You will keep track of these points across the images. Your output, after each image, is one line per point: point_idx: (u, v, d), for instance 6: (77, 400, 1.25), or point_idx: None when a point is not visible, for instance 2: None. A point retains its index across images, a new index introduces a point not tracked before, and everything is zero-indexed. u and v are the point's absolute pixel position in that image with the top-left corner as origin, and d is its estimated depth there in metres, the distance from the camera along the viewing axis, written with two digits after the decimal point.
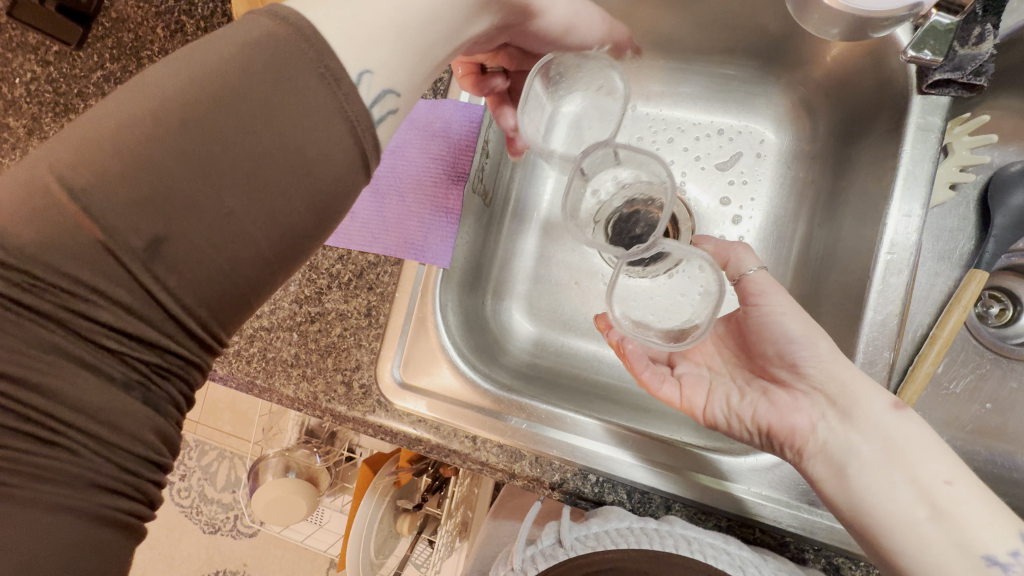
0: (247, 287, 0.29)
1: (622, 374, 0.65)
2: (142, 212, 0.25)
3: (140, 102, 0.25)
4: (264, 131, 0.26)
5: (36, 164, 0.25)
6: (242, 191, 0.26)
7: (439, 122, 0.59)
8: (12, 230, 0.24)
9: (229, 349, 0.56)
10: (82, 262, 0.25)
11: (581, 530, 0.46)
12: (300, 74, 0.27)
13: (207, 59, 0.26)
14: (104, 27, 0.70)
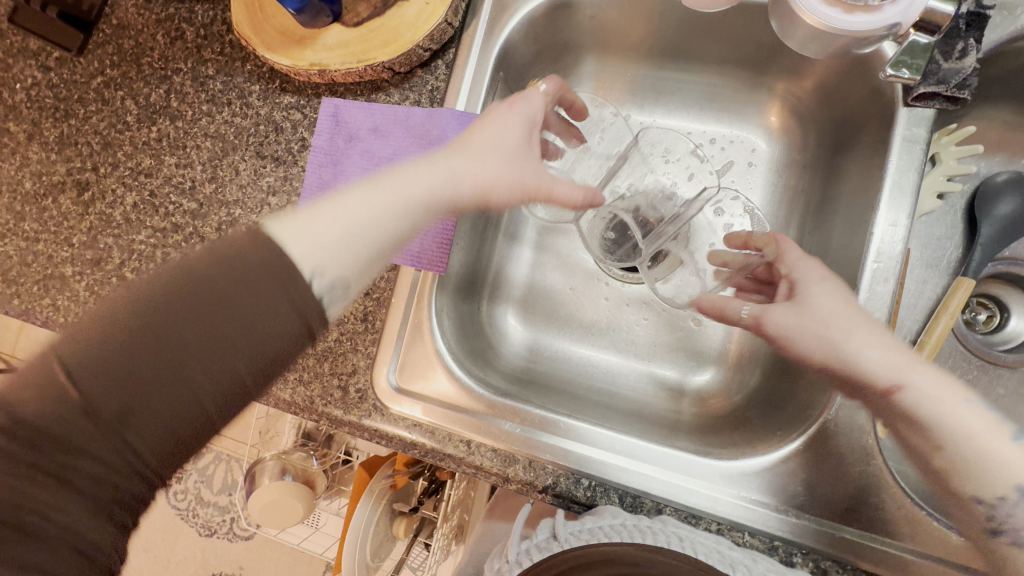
0: (189, 435, 0.36)
1: (616, 380, 0.66)
2: (111, 391, 0.33)
3: (126, 310, 0.35)
4: (228, 324, 0.36)
5: (48, 358, 0.34)
6: (193, 374, 0.35)
7: (436, 130, 0.59)
8: (16, 403, 0.32)
9: None
10: (65, 427, 0.33)
11: (575, 526, 0.47)
12: (258, 282, 0.38)
13: (180, 278, 0.37)
14: (105, 34, 0.71)
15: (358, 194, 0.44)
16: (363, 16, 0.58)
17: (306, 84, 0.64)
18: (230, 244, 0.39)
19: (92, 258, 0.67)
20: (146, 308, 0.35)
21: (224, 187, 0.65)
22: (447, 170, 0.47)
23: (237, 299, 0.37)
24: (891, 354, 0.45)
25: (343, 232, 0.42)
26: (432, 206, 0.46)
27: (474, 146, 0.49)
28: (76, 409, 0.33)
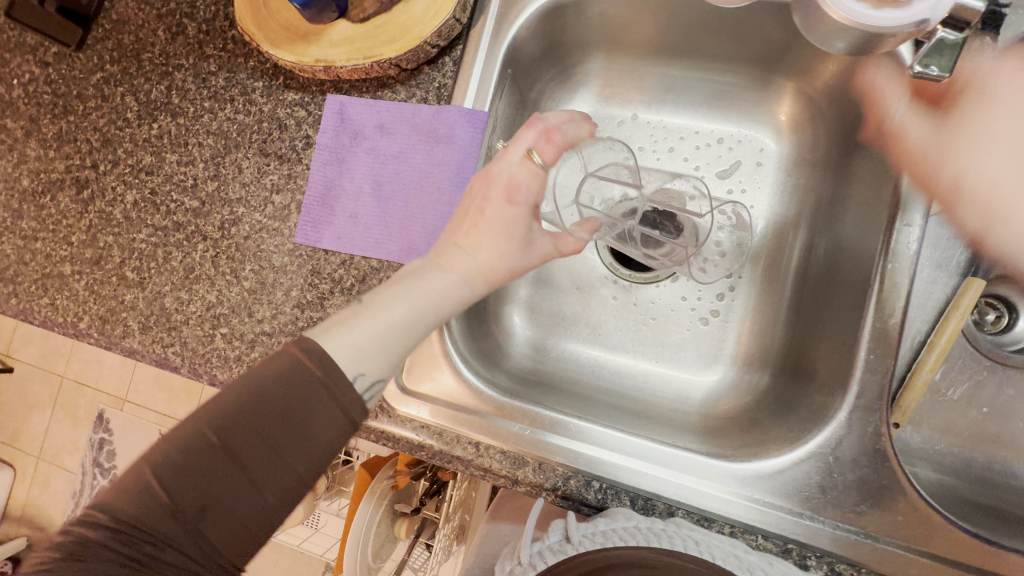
0: (261, 529, 0.39)
1: (625, 381, 0.65)
2: (195, 495, 0.37)
3: (201, 426, 0.38)
4: (287, 433, 0.39)
5: (139, 467, 0.38)
6: (258, 481, 0.38)
7: (444, 128, 0.58)
8: (115, 504, 0.37)
9: (232, 355, 0.61)
10: (160, 532, 0.37)
11: (588, 528, 0.46)
12: (312, 391, 0.40)
13: (244, 389, 0.39)
14: (104, 29, 0.70)
15: (379, 306, 0.44)
16: (370, 12, 0.57)
17: (311, 80, 0.63)
18: (277, 356, 0.41)
19: (92, 257, 0.66)
20: (217, 421, 0.38)
21: (227, 185, 0.64)
22: (463, 273, 0.48)
23: (293, 409, 0.39)
24: (1010, 174, 0.55)
25: (373, 343, 0.43)
26: (455, 308, 0.47)
27: (486, 245, 0.48)
28: (166, 510, 0.37)
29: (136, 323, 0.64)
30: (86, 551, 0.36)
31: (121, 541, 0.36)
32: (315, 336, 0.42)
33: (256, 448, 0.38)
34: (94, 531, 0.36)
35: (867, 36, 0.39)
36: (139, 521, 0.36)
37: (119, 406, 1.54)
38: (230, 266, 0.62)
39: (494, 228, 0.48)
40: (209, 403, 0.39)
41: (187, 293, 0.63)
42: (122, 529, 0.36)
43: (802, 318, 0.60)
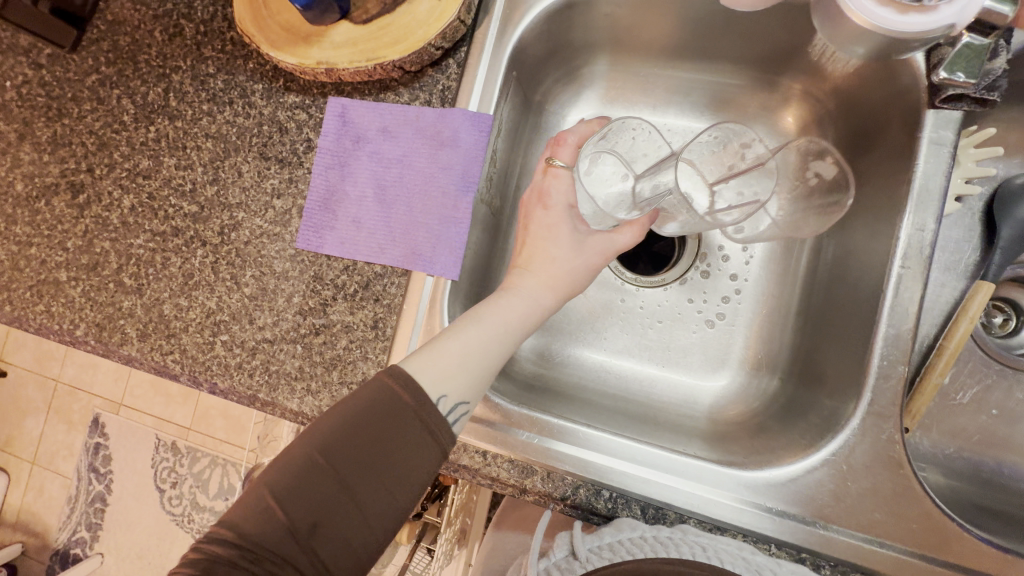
0: (362, 551, 0.42)
1: (631, 388, 0.65)
2: (309, 514, 0.41)
3: (311, 449, 0.42)
4: (386, 455, 0.43)
5: (259, 487, 0.42)
6: (362, 501, 0.42)
7: (448, 131, 0.57)
8: (242, 521, 0.41)
9: (233, 362, 0.59)
10: (279, 548, 0.40)
11: (594, 541, 0.45)
12: (405, 416, 0.44)
13: (345, 415, 0.44)
14: (99, 31, 0.69)
15: (458, 330, 0.50)
16: (372, 14, 0.56)
17: (311, 82, 0.62)
18: (372, 384, 0.45)
19: (89, 263, 0.65)
20: (326, 444, 0.42)
21: (226, 190, 0.63)
22: (529, 293, 0.54)
23: (392, 432, 0.44)
24: None
25: (455, 363, 0.48)
26: (527, 322, 0.53)
27: (545, 265, 0.55)
28: (285, 526, 0.41)
29: (134, 330, 0.63)
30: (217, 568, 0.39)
31: (246, 558, 0.40)
32: (406, 359, 0.47)
33: (361, 469, 0.42)
34: (224, 548, 0.40)
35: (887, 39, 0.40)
36: (263, 538, 0.40)
37: (114, 410, 1.53)
38: (230, 272, 0.61)
39: (547, 248, 0.56)
40: (317, 427, 0.44)
41: (186, 299, 0.62)
42: (247, 546, 0.40)
43: (810, 323, 0.60)
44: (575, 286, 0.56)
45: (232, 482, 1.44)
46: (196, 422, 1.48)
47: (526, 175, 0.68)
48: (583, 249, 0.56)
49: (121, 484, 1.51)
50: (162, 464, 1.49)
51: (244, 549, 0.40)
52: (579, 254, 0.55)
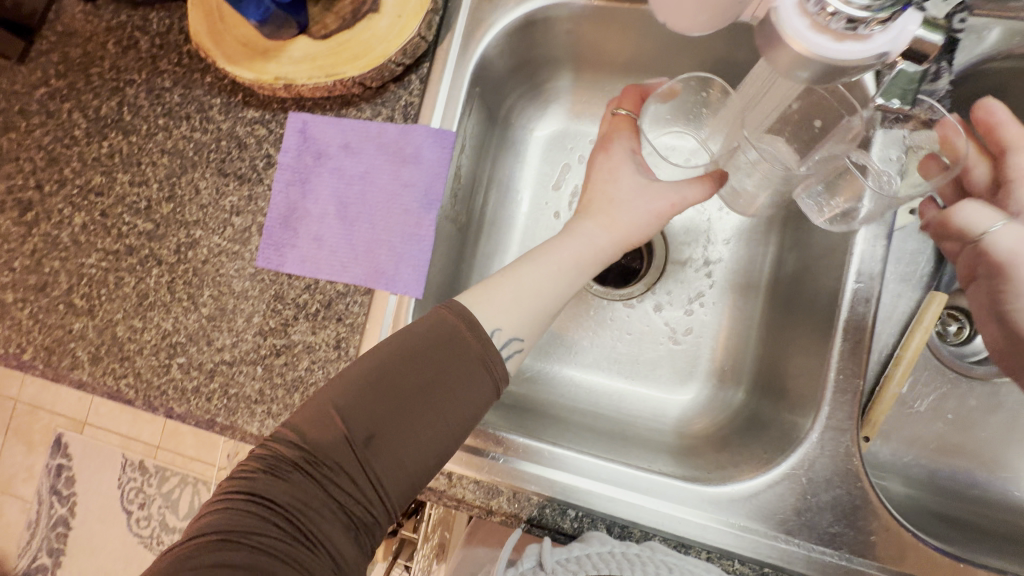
0: (416, 472, 0.40)
1: (601, 401, 0.64)
2: (366, 425, 0.40)
3: (372, 364, 0.41)
4: (446, 377, 0.42)
5: (319, 397, 0.41)
6: (420, 421, 0.40)
7: (411, 147, 0.56)
8: (302, 427, 0.39)
9: (189, 386, 0.57)
10: (336, 456, 0.39)
11: (562, 553, 0.45)
12: (465, 343, 0.43)
13: (406, 336, 0.43)
14: (49, 42, 0.66)
15: (518, 270, 0.49)
16: (332, 29, 0.55)
17: (271, 97, 0.61)
18: (435, 313, 0.45)
19: (36, 283, 0.62)
20: (386, 361, 0.41)
21: (183, 207, 0.61)
22: (590, 233, 0.52)
23: (452, 358, 0.42)
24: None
25: (507, 304, 0.47)
26: (585, 262, 0.51)
27: (609, 204, 0.52)
28: (344, 434, 0.39)
29: (85, 353, 0.60)
30: (277, 467, 0.38)
31: (304, 461, 0.39)
32: (458, 299, 0.46)
33: (420, 390, 0.41)
34: (284, 448, 0.39)
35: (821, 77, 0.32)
36: (321, 444, 0.39)
37: (78, 430, 1.47)
38: (187, 292, 0.59)
39: (610, 191, 0.53)
40: (378, 347, 0.43)
41: (141, 321, 0.60)
42: (304, 450, 0.39)
43: (773, 335, 0.60)
44: (642, 231, 0.53)
45: None
46: (165, 439, 1.43)
47: (492, 190, 0.67)
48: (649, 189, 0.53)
49: (85, 507, 1.45)
50: (128, 485, 1.43)
51: (303, 454, 0.39)
52: (646, 191, 0.52)
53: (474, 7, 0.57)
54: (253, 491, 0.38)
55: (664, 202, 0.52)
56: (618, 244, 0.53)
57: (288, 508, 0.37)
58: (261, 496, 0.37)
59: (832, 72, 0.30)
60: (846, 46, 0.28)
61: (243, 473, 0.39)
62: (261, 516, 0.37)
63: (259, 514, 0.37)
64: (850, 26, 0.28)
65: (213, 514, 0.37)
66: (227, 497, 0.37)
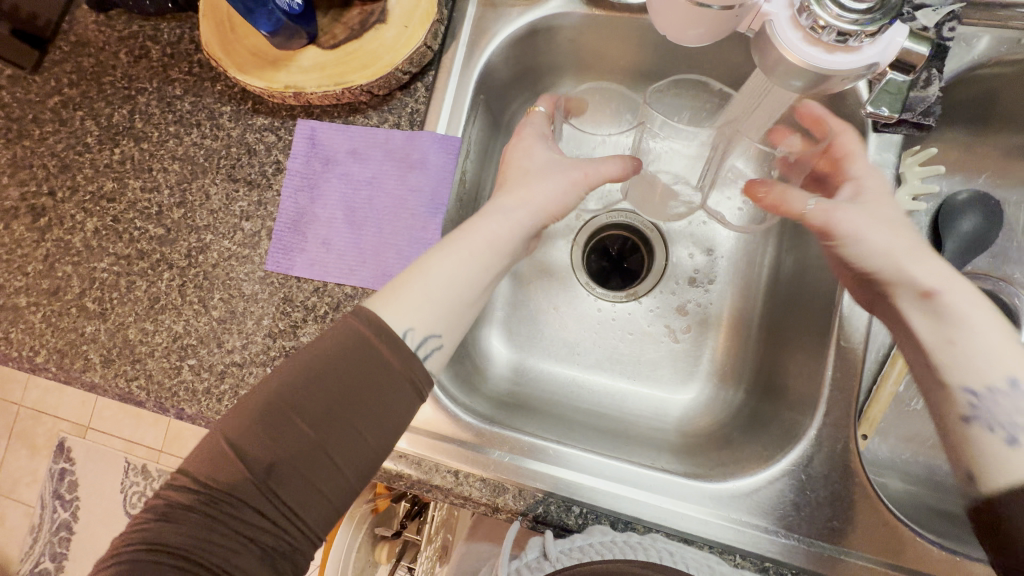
0: (333, 494, 0.39)
1: (602, 402, 0.66)
2: (266, 457, 0.38)
3: (271, 392, 0.39)
4: (349, 393, 0.40)
5: (214, 435, 0.39)
6: (326, 443, 0.39)
7: (417, 153, 0.58)
8: (197, 467, 0.38)
9: (200, 388, 0.58)
10: (236, 492, 0.37)
11: (565, 543, 0.46)
12: (371, 354, 0.41)
13: (304, 357, 0.41)
14: (63, 52, 0.68)
15: (430, 259, 0.46)
16: (340, 39, 0.57)
17: (280, 105, 0.62)
18: (338, 326, 0.42)
19: (49, 287, 0.63)
20: (285, 386, 0.39)
21: (194, 212, 0.62)
22: (503, 210, 0.50)
23: (359, 371, 0.40)
24: (889, 245, 0.43)
25: (416, 297, 0.44)
26: (500, 244, 0.49)
27: (522, 183, 0.51)
28: (242, 470, 0.38)
29: (97, 356, 0.61)
30: (172, 513, 0.37)
31: (203, 502, 0.37)
32: (365, 305, 0.44)
33: (323, 409, 0.39)
34: (178, 494, 0.38)
35: (813, 85, 0.33)
36: (219, 481, 0.37)
37: (81, 434, 1.48)
38: (198, 295, 0.61)
39: (526, 167, 0.53)
40: (277, 372, 0.41)
41: (152, 323, 0.61)
42: (202, 491, 0.37)
43: (771, 335, 0.62)
44: (559, 202, 0.52)
45: None
46: (168, 444, 1.45)
47: None
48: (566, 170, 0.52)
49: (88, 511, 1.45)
50: (131, 489, 1.44)
51: (196, 493, 0.37)
52: (561, 167, 0.53)
53: (479, 18, 0.59)
54: (150, 541, 0.36)
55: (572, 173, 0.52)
56: (534, 219, 0.51)
57: (186, 548, 0.36)
58: (159, 545, 0.36)
59: (822, 83, 0.32)
60: (837, 58, 0.30)
61: (142, 523, 0.37)
62: (157, 561, 0.36)
63: (154, 559, 0.36)
64: (841, 39, 0.29)
65: (111, 568, 0.36)
66: (121, 553, 0.36)
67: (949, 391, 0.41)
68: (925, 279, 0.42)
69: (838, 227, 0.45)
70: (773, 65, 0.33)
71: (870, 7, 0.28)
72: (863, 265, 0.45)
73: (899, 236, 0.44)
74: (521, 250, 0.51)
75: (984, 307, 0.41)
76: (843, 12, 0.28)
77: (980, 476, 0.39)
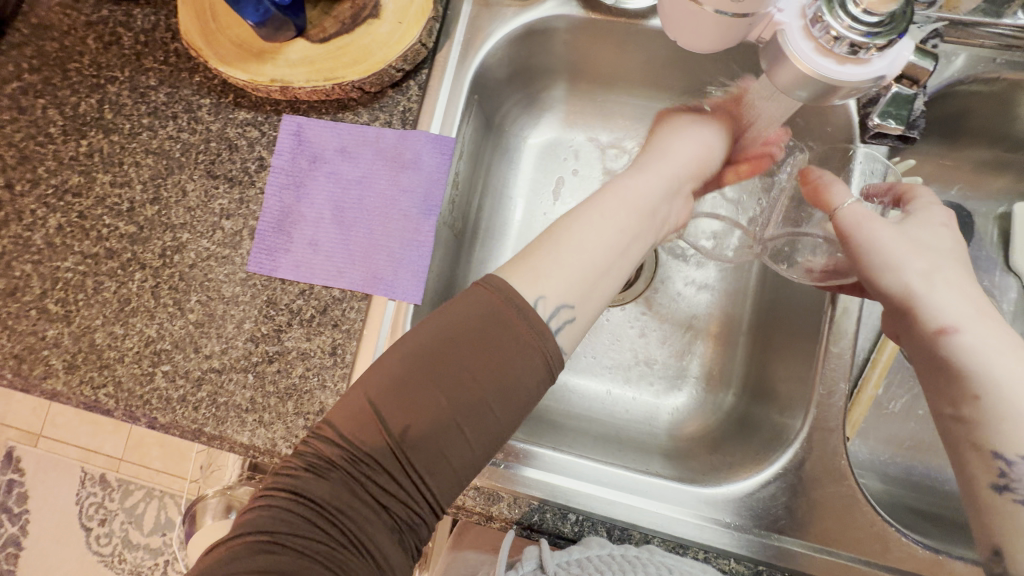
0: (464, 468, 0.40)
1: (593, 406, 0.65)
2: (404, 418, 0.38)
3: (408, 354, 0.40)
4: (491, 371, 0.39)
5: (361, 390, 0.40)
6: (463, 416, 0.39)
7: (410, 153, 0.56)
8: (339, 421, 0.39)
9: (174, 395, 0.55)
10: (374, 454, 0.38)
11: (563, 556, 0.47)
12: (510, 329, 0.41)
13: (450, 320, 0.41)
14: (22, 34, 0.63)
15: (574, 222, 0.47)
16: (330, 32, 0.55)
17: (264, 99, 0.60)
18: (470, 293, 0.42)
19: (5, 287, 0.59)
20: (427, 349, 0.40)
21: (169, 209, 0.59)
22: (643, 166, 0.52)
23: (492, 339, 0.40)
24: (913, 267, 0.43)
25: (550, 266, 0.44)
26: (633, 216, 0.48)
27: (662, 148, 0.54)
28: (384, 428, 0.38)
29: (59, 362, 0.57)
30: (320, 465, 0.38)
31: (346, 460, 0.38)
32: (495, 271, 0.44)
33: (457, 377, 0.39)
34: (324, 446, 0.39)
35: (814, 99, 0.33)
36: (361, 440, 0.38)
37: (32, 442, 1.38)
38: (173, 297, 0.57)
39: (658, 134, 0.56)
40: (413, 334, 0.41)
41: (121, 327, 0.57)
42: (345, 447, 0.38)
43: (761, 340, 0.63)
44: (692, 167, 0.54)
45: (171, 515, 1.34)
46: (128, 452, 1.36)
47: (487, 198, 0.68)
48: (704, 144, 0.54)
49: (41, 523, 1.37)
50: (88, 500, 1.37)
51: (340, 449, 0.38)
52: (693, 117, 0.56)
53: (473, 16, 0.58)
54: (297, 491, 0.37)
55: (713, 137, 0.55)
56: (681, 174, 0.53)
57: (328, 505, 0.37)
58: (305, 497, 0.37)
59: (827, 95, 0.32)
60: (846, 70, 0.30)
61: (287, 469, 0.39)
62: (299, 514, 0.36)
63: (296, 513, 0.36)
64: (852, 50, 0.29)
65: (254, 513, 0.37)
66: (267, 499, 0.37)
67: (975, 453, 0.39)
68: (943, 313, 0.41)
69: (858, 234, 0.45)
70: (777, 75, 0.33)
71: (880, 20, 0.28)
72: (878, 281, 0.44)
73: (919, 256, 0.43)
74: (666, 202, 0.51)
75: (1013, 360, 0.38)
76: (855, 23, 0.28)
77: (1011, 551, 0.37)
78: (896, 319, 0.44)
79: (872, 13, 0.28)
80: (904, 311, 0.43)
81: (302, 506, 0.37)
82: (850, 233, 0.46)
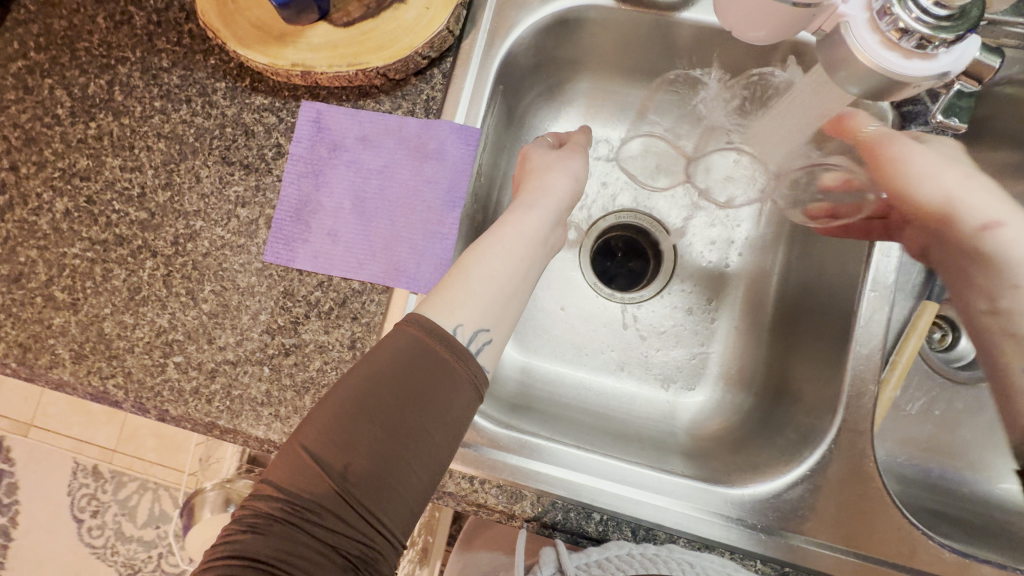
0: (414, 496, 0.38)
1: (609, 403, 0.65)
2: (342, 459, 0.37)
3: (340, 398, 0.38)
4: (420, 393, 0.39)
5: (291, 443, 0.38)
6: (402, 445, 0.38)
7: (434, 143, 0.55)
8: (275, 477, 0.37)
9: (187, 387, 0.54)
10: (318, 499, 0.36)
11: (582, 557, 0.46)
12: (434, 355, 0.40)
13: (374, 358, 0.40)
14: (29, 11, 0.61)
15: (478, 250, 0.47)
16: (355, 17, 0.53)
17: (282, 84, 0.58)
18: (395, 332, 0.41)
19: (10, 274, 0.57)
20: (359, 389, 0.38)
21: (182, 195, 0.57)
22: (527, 202, 0.51)
23: (424, 371, 0.40)
24: (942, 177, 0.50)
25: (460, 294, 0.44)
26: (529, 245, 0.49)
27: (539, 176, 0.53)
28: (319, 474, 0.37)
29: (66, 351, 0.55)
30: (257, 523, 0.36)
31: (287, 512, 0.36)
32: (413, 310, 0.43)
33: (392, 412, 0.38)
34: (263, 502, 0.37)
35: (876, 94, 0.33)
36: (300, 489, 0.37)
37: (23, 432, 1.35)
38: (185, 287, 0.56)
39: (528, 165, 0.55)
40: (343, 379, 0.40)
41: (131, 317, 0.56)
42: (286, 498, 0.37)
43: (781, 340, 0.63)
44: (570, 192, 0.53)
45: (165, 508, 1.32)
46: (121, 444, 1.33)
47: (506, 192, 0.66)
48: (571, 172, 0.54)
49: (32, 514, 1.35)
50: (80, 492, 1.34)
51: (277, 503, 0.37)
52: (561, 154, 0.55)
53: (500, 4, 0.56)
54: (239, 553, 0.35)
55: (575, 164, 0.55)
56: (559, 204, 0.52)
57: (272, 560, 0.35)
58: (248, 559, 0.35)
59: (883, 91, 0.32)
60: (913, 63, 0.30)
61: (226, 536, 0.37)
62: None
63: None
64: (919, 44, 0.29)
65: None
66: (209, 568, 0.35)
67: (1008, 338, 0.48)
68: (984, 213, 0.49)
69: (886, 148, 0.52)
70: (839, 67, 0.32)
71: (950, 14, 0.28)
72: (916, 190, 0.51)
73: (952, 166, 0.50)
74: (552, 236, 0.52)
75: None
76: (924, 15, 0.28)
77: None
78: (928, 222, 0.52)
79: (944, 6, 0.27)
80: (950, 216, 0.50)
81: (247, 567, 0.35)
82: (882, 147, 0.52)
